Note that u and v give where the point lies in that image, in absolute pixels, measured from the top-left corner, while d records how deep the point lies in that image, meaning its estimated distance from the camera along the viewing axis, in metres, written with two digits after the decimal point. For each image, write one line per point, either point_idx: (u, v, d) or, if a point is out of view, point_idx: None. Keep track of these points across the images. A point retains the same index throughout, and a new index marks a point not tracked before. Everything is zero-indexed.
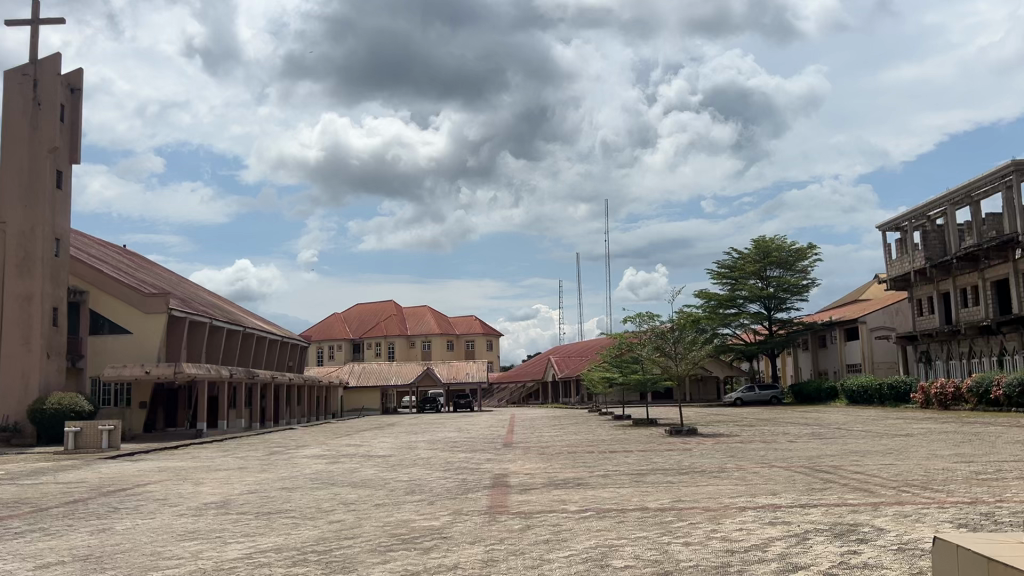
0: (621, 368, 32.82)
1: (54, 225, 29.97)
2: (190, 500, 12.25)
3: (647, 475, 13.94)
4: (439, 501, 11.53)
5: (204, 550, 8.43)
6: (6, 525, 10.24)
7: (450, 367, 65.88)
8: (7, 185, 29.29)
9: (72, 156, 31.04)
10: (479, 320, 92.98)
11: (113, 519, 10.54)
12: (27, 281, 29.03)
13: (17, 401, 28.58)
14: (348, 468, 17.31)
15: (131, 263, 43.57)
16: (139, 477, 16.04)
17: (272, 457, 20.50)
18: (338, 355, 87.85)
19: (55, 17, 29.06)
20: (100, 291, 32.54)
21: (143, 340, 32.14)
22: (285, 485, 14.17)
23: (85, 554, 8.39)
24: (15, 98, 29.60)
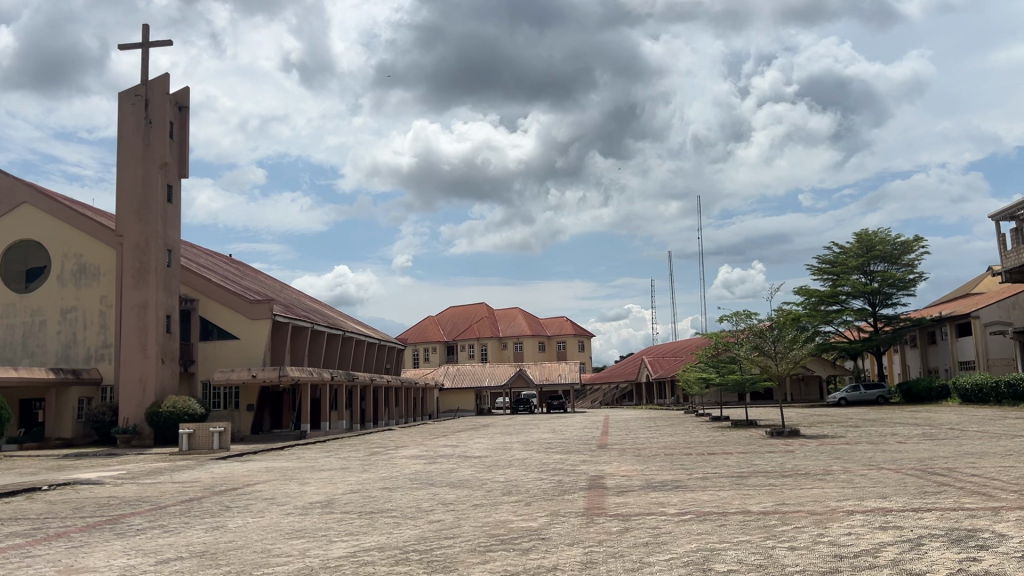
0: (718, 368, 31.97)
1: (165, 237, 31.50)
2: (295, 500, 12.62)
3: (748, 478, 13.60)
4: (537, 502, 11.58)
5: (311, 549, 8.68)
6: (128, 523, 10.79)
7: (543, 367, 66.11)
8: (124, 201, 31.08)
9: (181, 170, 32.61)
10: (570, 321, 93.00)
11: (225, 518, 11.00)
12: (143, 290, 30.61)
13: (136, 405, 30.14)
14: (445, 468, 17.58)
15: (236, 271, 45.46)
16: (249, 477, 16.65)
17: (372, 457, 21.04)
18: (433, 357, 89.16)
19: (164, 40, 30.57)
20: (209, 299, 34.02)
21: (249, 345, 33.44)
22: (386, 485, 14.48)
23: (201, 550, 8.78)
24: (129, 118, 31.31)
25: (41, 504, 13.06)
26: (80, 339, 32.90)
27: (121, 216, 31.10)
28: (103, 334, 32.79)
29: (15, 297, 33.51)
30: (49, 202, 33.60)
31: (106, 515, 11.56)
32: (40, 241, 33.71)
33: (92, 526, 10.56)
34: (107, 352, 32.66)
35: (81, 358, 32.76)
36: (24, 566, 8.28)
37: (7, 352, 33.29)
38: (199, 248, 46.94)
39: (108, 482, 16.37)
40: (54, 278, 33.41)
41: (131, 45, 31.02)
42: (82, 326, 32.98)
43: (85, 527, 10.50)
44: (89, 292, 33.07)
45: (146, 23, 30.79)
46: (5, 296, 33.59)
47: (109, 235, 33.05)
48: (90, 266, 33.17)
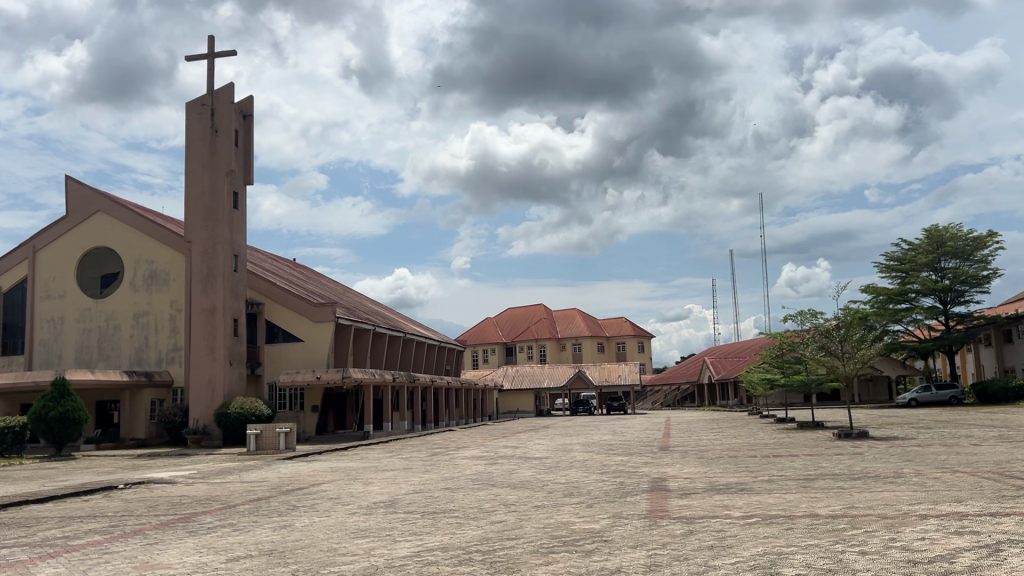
0: (783, 368, 31.45)
1: (232, 243, 32.32)
2: (360, 500, 12.83)
3: (816, 480, 13.31)
4: (599, 504, 11.52)
5: (376, 548, 8.81)
6: (200, 521, 11.08)
7: (602, 368, 65.77)
8: (193, 208, 32.02)
9: (246, 177, 33.41)
10: (629, 321, 92.43)
11: (292, 517, 11.21)
12: (211, 294, 31.43)
13: (206, 406, 30.99)
14: (506, 469, 17.61)
15: (299, 274, 46.37)
16: (314, 477, 16.95)
17: (433, 458, 21.19)
18: (492, 358, 89.49)
19: (229, 50, 31.35)
20: (274, 303, 34.79)
21: (313, 348, 34.06)
22: (448, 486, 14.58)
23: (270, 549, 8.97)
24: (197, 128, 32.24)
25: (117, 503, 13.52)
26: (151, 343, 33.95)
27: (190, 223, 32.01)
28: (173, 337, 33.78)
29: (91, 302, 34.79)
30: (122, 210, 34.79)
31: (179, 513, 11.90)
32: (114, 248, 34.94)
33: (165, 524, 10.88)
34: (177, 355, 33.65)
35: (153, 361, 33.80)
36: (104, 561, 8.58)
37: (83, 355, 34.56)
38: (264, 253, 48.03)
39: (181, 481, 16.84)
40: (127, 283, 34.57)
41: (197, 57, 31.91)
42: (154, 330, 34.03)
43: (159, 525, 10.83)
44: (160, 297, 34.10)
45: (211, 35, 31.66)
46: (82, 301, 34.89)
47: (179, 241, 34.06)
48: (160, 271, 34.21)
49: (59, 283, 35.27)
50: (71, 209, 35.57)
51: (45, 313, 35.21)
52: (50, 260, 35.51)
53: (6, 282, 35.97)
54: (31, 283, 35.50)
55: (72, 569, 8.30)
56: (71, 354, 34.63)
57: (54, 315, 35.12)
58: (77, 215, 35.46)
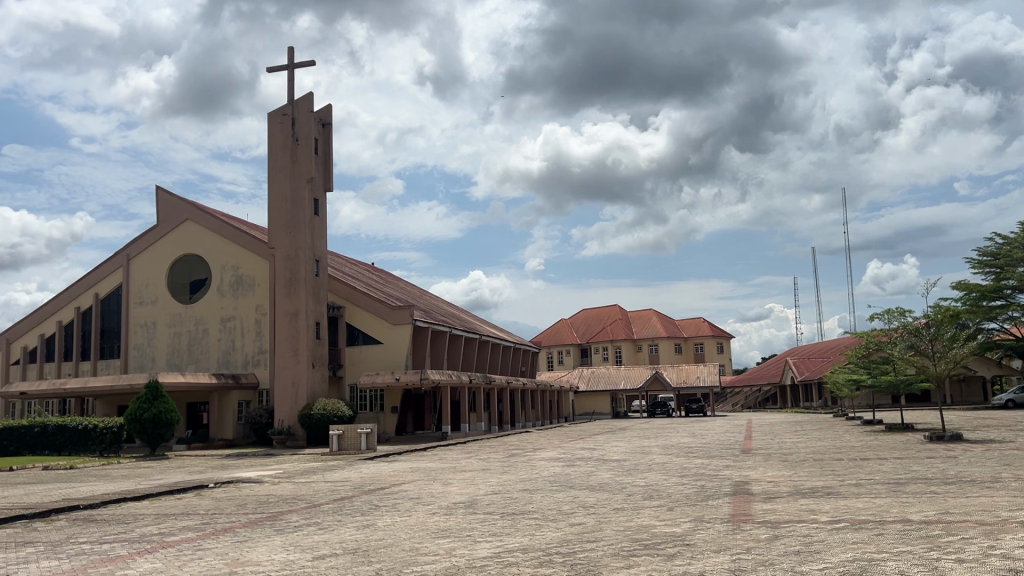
0: (870, 369, 30.27)
1: (313, 248, 33.15)
2: (440, 500, 13.00)
3: (907, 485, 12.82)
4: (680, 507, 11.37)
5: (456, 548, 8.90)
6: (287, 520, 11.40)
7: (681, 370, 65.10)
8: (276, 215, 32.99)
9: (326, 184, 34.18)
10: (707, 322, 91.02)
11: (374, 516, 11.41)
12: (294, 299, 32.29)
13: (291, 407, 31.87)
14: (584, 471, 17.54)
15: (377, 278, 47.19)
16: (395, 477, 17.23)
17: (511, 459, 21.27)
18: (567, 360, 89.19)
19: (307, 60, 32.18)
20: (354, 306, 35.52)
21: (392, 350, 34.64)
22: (527, 487, 14.62)
23: (353, 547, 9.16)
24: (278, 138, 33.23)
25: (207, 501, 13.97)
26: (238, 346, 35.05)
27: (273, 229, 32.99)
28: (258, 340, 34.80)
29: (181, 307, 36.15)
30: (209, 218, 36.08)
31: (266, 511, 12.24)
32: (202, 255, 36.24)
33: (254, 522, 11.22)
34: (263, 357, 34.65)
35: (240, 363, 34.88)
36: (197, 558, 8.90)
37: (174, 358, 35.91)
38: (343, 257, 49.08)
39: (267, 480, 17.31)
40: (215, 289, 35.79)
41: (278, 68, 32.85)
42: (240, 333, 35.14)
43: (248, 523, 11.17)
44: (245, 301, 35.19)
45: (290, 46, 32.53)
46: (172, 306, 36.28)
47: (263, 247, 35.10)
48: (246, 277, 35.31)
49: (151, 290, 36.78)
50: (162, 218, 37.09)
51: (138, 318, 36.78)
52: (143, 267, 37.06)
53: (102, 289, 37.67)
54: (126, 290, 37.13)
55: (169, 564, 8.62)
56: (163, 357, 36.03)
57: (147, 320, 36.66)
58: (168, 224, 36.93)
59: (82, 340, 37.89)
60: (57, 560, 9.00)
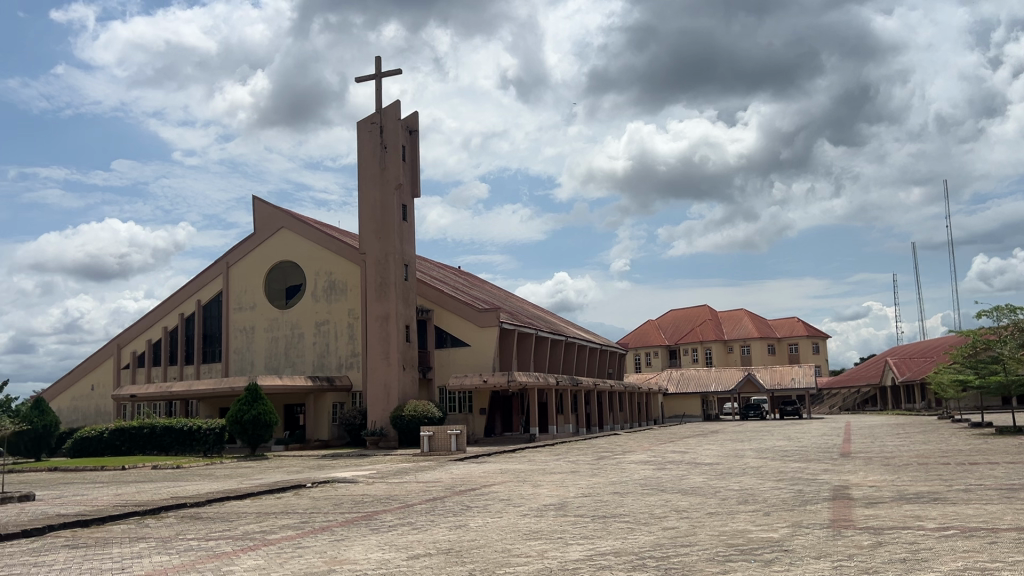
0: (978, 369, 28.42)
1: (402, 252, 33.75)
2: (531, 502, 13.04)
3: (1021, 491, 12.12)
4: (776, 512, 11.08)
5: (549, 550, 8.92)
6: (381, 519, 11.62)
7: (774, 372, 63.80)
8: (366, 221, 33.74)
9: (414, 191, 34.78)
10: (802, 321, 88.57)
11: (466, 517, 11.55)
12: (384, 303, 32.94)
13: (383, 409, 32.52)
14: (676, 474, 17.31)
15: (464, 282, 47.64)
16: (486, 479, 17.39)
17: (601, 461, 21.15)
18: (655, 361, 88.17)
19: (394, 69, 32.84)
20: (442, 309, 35.98)
21: (480, 352, 34.95)
22: (618, 490, 14.50)
23: (447, 548, 9.27)
24: (367, 145, 34.01)
25: (306, 500, 14.37)
26: (332, 350, 35.99)
27: (364, 235, 33.75)
28: (351, 344, 35.68)
29: (278, 312, 37.36)
30: (303, 226, 37.23)
31: (362, 511, 12.51)
32: (296, 262, 37.37)
33: (351, 521, 11.50)
34: (356, 361, 35.49)
35: (334, 366, 35.80)
36: (297, 556, 9.15)
37: (272, 361, 37.12)
38: (431, 262, 49.88)
39: (362, 481, 17.71)
40: (309, 294, 36.85)
41: (366, 78, 33.62)
42: (334, 337, 36.08)
43: (345, 522, 11.45)
44: (339, 306, 36.13)
45: (378, 56, 33.25)
46: (270, 311, 37.53)
47: (354, 253, 35.97)
48: (338, 282, 36.26)
49: (250, 295, 38.16)
50: (259, 227, 38.44)
51: (238, 323, 38.20)
52: (241, 274, 38.49)
53: (204, 295, 39.30)
54: (227, 296, 38.60)
55: (270, 561, 8.91)
56: (262, 360, 37.30)
57: (246, 325, 38.04)
58: (264, 232, 38.25)
59: (186, 345, 39.58)
60: (168, 556, 9.41)
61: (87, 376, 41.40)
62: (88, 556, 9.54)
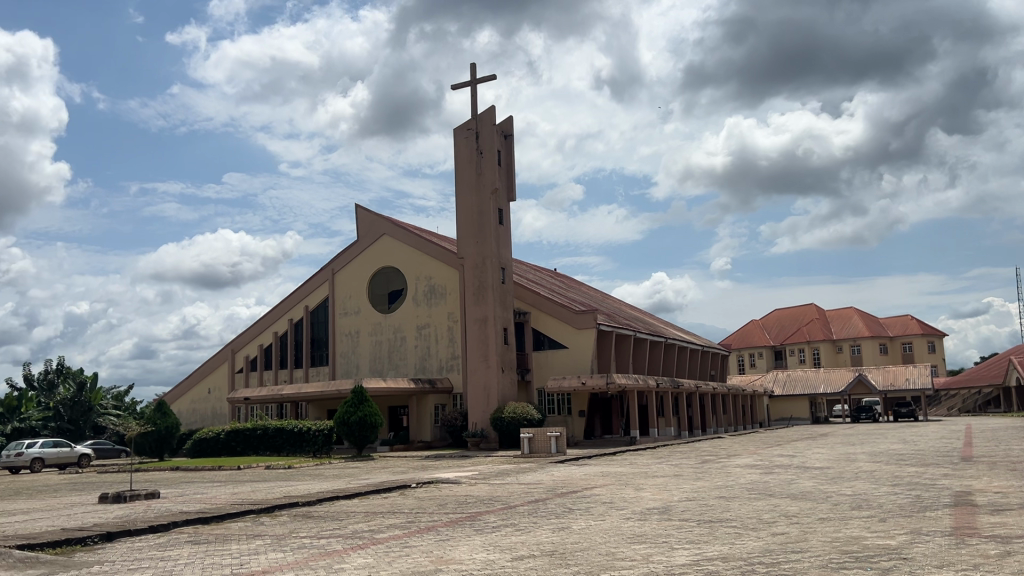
0: None
1: (499, 256, 34.06)
2: (634, 505, 12.92)
3: None
4: (893, 518, 10.61)
5: (654, 554, 8.82)
6: (484, 520, 11.76)
7: (887, 372, 61.12)
8: (463, 225, 34.19)
9: (510, 195, 35.06)
10: (916, 319, 84.61)
11: (569, 519, 11.53)
12: (482, 306, 33.28)
13: (484, 412, 32.84)
14: (784, 479, 16.80)
15: (561, 284, 47.68)
16: (588, 481, 17.33)
17: (705, 465, 20.78)
18: (759, 362, 86.00)
19: (489, 75, 33.19)
20: (539, 312, 36.10)
21: (577, 354, 34.87)
22: (723, 494, 14.19)
23: (551, 549, 9.29)
24: (464, 151, 34.47)
25: (411, 500, 14.67)
26: (433, 353, 36.64)
27: (462, 240, 34.21)
28: (452, 347, 36.20)
29: (381, 316, 38.28)
30: (403, 232, 38.06)
31: (465, 512, 12.68)
32: (397, 267, 38.19)
33: (455, 522, 11.66)
34: (456, 363, 36.03)
35: (435, 368, 36.44)
36: (405, 555, 9.36)
37: (376, 364, 38.08)
38: (528, 264, 50.11)
39: (465, 481, 17.98)
40: (410, 298, 37.61)
41: (462, 85, 34.10)
42: (435, 340, 36.70)
43: (450, 523, 11.63)
44: (439, 309, 36.74)
45: (472, 63, 33.70)
46: (373, 316, 38.51)
47: (453, 258, 36.52)
48: (438, 286, 36.90)
49: (355, 301, 39.24)
50: (362, 233, 39.53)
51: (343, 328, 39.36)
52: (345, 280, 39.62)
53: (311, 301, 40.65)
54: (332, 302, 39.81)
55: (379, 560, 9.11)
56: (366, 363, 38.30)
57: (352, 329, 39.15)
58: (367, 239, 39.30)
59: (295, 348, 41.03)
60: (282, 553, 9.78)
61: (205, 380, 43.43)
62: (209, 552, 10.01)
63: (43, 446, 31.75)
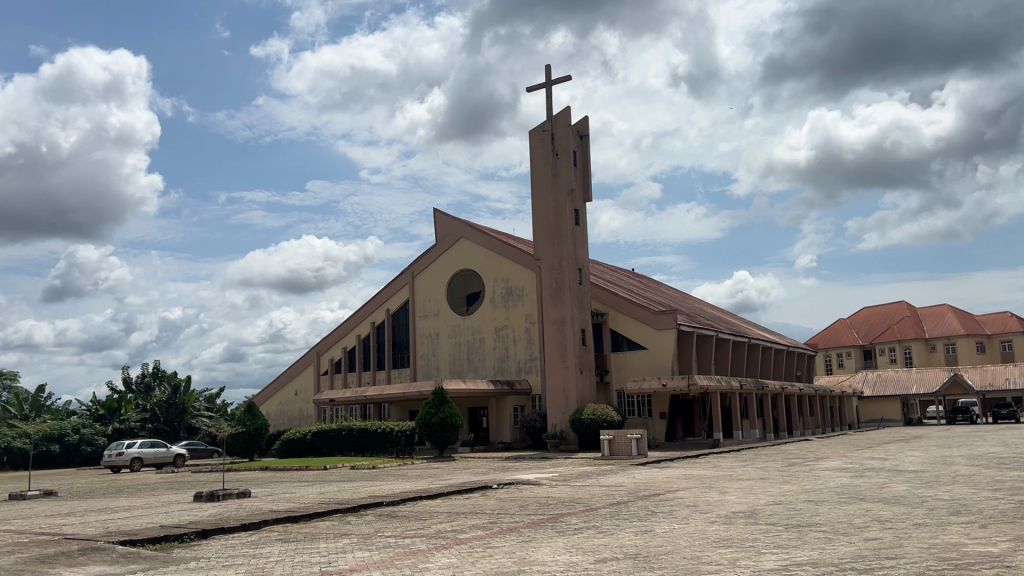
0: None
1: (576, 257, 33.98)
2: (719, 508, 12.69)
3: None
4: (995, 524, 10.12)
5: (741, 559, 8.65)
6: (567, 521, 11.73)
7: (985, 372, 58.38)
8: (540, 227, 34.23)
9: (586, 195, 34.97)
10: (1017, 316, 80.39)
11: (652, 522, 11.41)
12: (560, 308, 33.25)
13: (563, 413, 32.81)
14: (875, 482, 16.22)
15: (640, 284, 47.21)
16: (671, 483, 17.09)
17: (792, 468, 20.25)
18: (848, 362, 83.66)
19: (563, 76, 33.19)
20: (618, 312, 35.83)
21: (657, 355, 34.48)
22: (812, 498, 13.79)
23: (634, 553, 9.20)
24: (540, 153, 34.52)
25: (493, 501, 14.77)
26: (511, 354, 36.80)
27: (539, 241, 34.26)
28: (530, 348, 36.28)
29: (461, 318, 38.65)
30: (480, 235, 38.35)
31: (547, 513, 12.69)
32: (475, 269, 38.48)
33: (536, 523, 11.67)
34: (534, 364, 36.10)
35: (514, 370, 36.59)
36: (488, 555, 9.42)
37: (456, 366, 38.47)
38: (606, 265, 49.83)
39: (546, 483, 17.98)
40: (488, 300, 37.87)
41: (537, 87, 34.18)
42: (513, 342, 36.84)
43: (532, 523, 11.66)
44: (517, 311, 36.86)
45: (547, 64, 33.74)
46: (453, 318, 38.91)
47: (530, 259, 36.58)
48: (515, 288, 37.02)
49: (435, 303, 39.71)
50: (440, 237, 39.99)
51: (424, 330, 39.90)
52: (425, 282, 40.15)
53: (392, 304, 41.34)
54: (413, 305, 40.41)
55: (462, 560, 9.19)
56: (446, 365, 38.73)
57: (431, 331, 39.64)
58: (445, 242, 39.72)
59: (377, 351, 41.80)
60: (369, 552, 9.98)
61: (292, 382, 44.67)
62: (299, 550, 10.29)
63: (142, 446, 33.16)
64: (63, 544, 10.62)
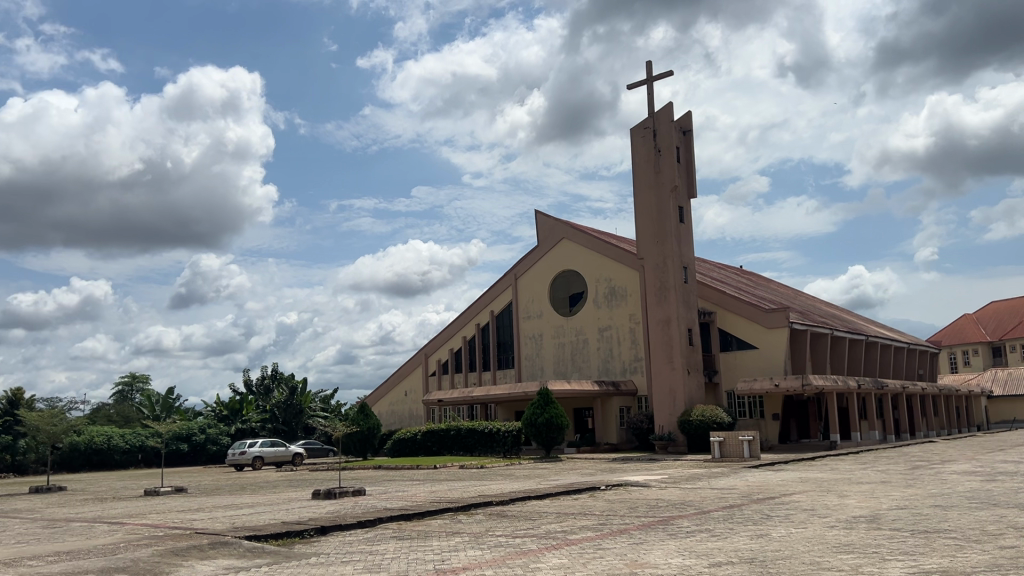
0: None
1: (681, 256, 33.45)
2: (838, 513, 12.21)
3: None
4: None
5: (864, 565, 8.31)
6: (678, 525, 11.53)
7: None
8: (643, 225, 33.87)
9: (690, 193, 34.41)
10: None
11: (768, 526, 11.09)
12: (666, 307, 32.81)
13: (670, 413, 32.34)
14: (1009, 487, 15.21)
15: (749, 282, 46.02)
16: (786, 487, 16.55)
17: (916, 472, 19.27)
18: (975, 360, 79.21)
19: (665, 71, 32.72)
20: (725, 311, 35.06)
21: (768, 355, 33.53)
22: (939, 503, 13.10)
23: (750, 557, 8.99)
24: (641, 151, 34.15)
25: (601, 503, 14.72)
26: (616, 354, 36.59)
27: (642, 240, 33.92)
28: (635, 348, 35.97)
29: (564, 319, 38.67)
30: (583, 236, 38.24)
31: (657, 516, 12.55)
32: (578, 269, 38.41)
33: (647, 525, 11.55)
34: (639, 364, 35.76)
35: (618, 370, 36.36)
36: (599, 557, 9.40)
37: (560, 367, 38.50)
38: (712, 263, 48.83)
39: (656, 485, 17.75)
40: (592, 300, 37.74)
41: (637, 83, 33.83)
42: (617, 342, 36.60)
43: (643, 525, 11.55)
44: (621, 310, 36.58)
45: (648, 60, 33.35)
46: (556, 319, 38.97)
47: (633, 258, 36.23)
48: (618, 288, 36.74)
49: (538, 304, 39.85)
50: (542, 237, 40.07)
51: (528, 331, 40.09)
52: (528, 283, 40.37)
53: (496, 306, 41.71)
54: (516, 306, 40.68)
55: (574, 561, 9.21)
56: (551, 365, 38.83)
57: (535, 332, 39.81)
58: (548, 243, 39.79)
59: (483, 352, 42.31)
60: (480, 551, 10.10)
61: (401, 383, 45.75)
62: (412, 547, 10.52)
63: (263, 445, 34.66)
64: (194, 538, 11.19)
